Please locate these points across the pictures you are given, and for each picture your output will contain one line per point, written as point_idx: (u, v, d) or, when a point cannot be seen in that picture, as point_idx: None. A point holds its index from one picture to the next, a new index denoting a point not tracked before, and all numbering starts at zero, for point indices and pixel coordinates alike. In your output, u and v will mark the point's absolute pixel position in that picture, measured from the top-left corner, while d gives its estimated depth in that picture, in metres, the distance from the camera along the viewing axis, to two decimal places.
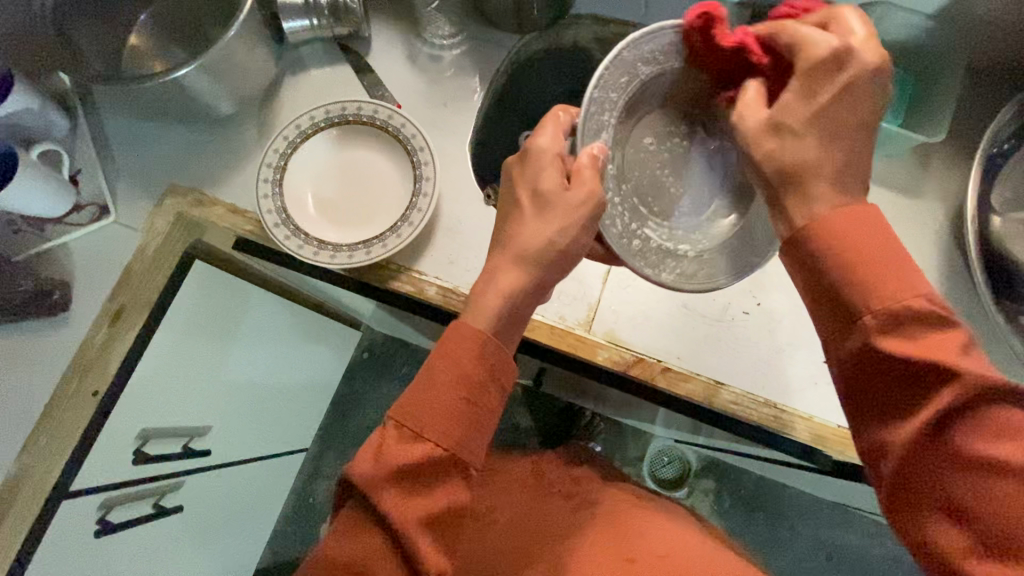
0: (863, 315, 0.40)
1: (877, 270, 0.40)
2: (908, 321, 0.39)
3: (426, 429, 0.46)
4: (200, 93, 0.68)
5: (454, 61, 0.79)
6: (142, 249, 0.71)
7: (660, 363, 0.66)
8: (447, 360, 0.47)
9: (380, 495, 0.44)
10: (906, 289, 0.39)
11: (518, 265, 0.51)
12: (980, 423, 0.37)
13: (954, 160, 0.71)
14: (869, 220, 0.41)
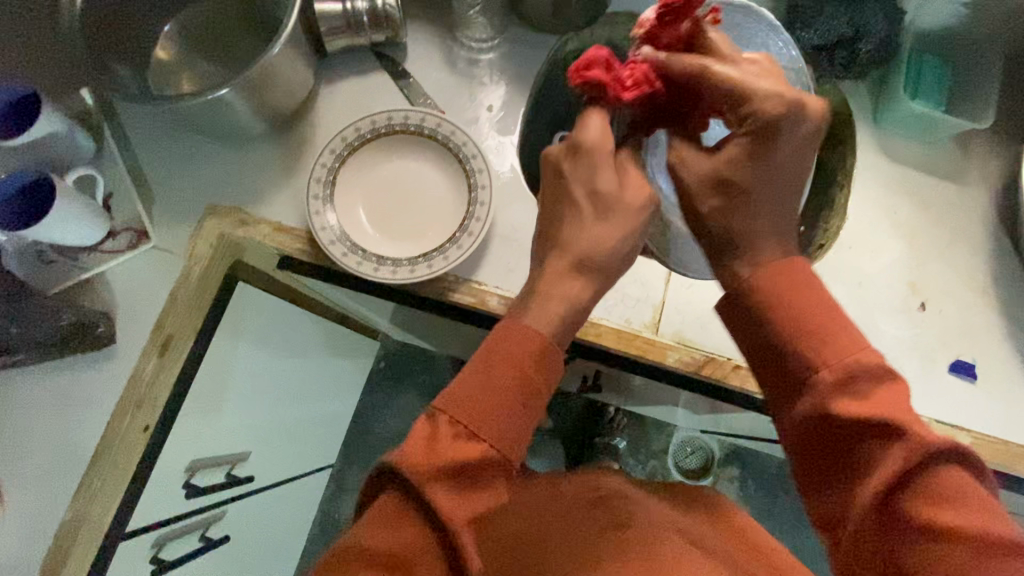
0: (816, 371, 0.41)
1: (832, 329, 0.41)
2: (860, 379, 0.40)
3: (482, 428, 0.43)
4: (241, 108, 0.65)
5: (492, 65, 0.77)
6: (186, 273, 0.68)
7: (729, 361, 0.66)
8: (507, 361, 0.45)
9: (433, 491, 0.41)
10: (853, 344, 0.41)
11: (579, 274, 0.50)
12: (925, 483, 0.37)
13: (995, 144, 0.72)
14: (804, 274, 0.43)
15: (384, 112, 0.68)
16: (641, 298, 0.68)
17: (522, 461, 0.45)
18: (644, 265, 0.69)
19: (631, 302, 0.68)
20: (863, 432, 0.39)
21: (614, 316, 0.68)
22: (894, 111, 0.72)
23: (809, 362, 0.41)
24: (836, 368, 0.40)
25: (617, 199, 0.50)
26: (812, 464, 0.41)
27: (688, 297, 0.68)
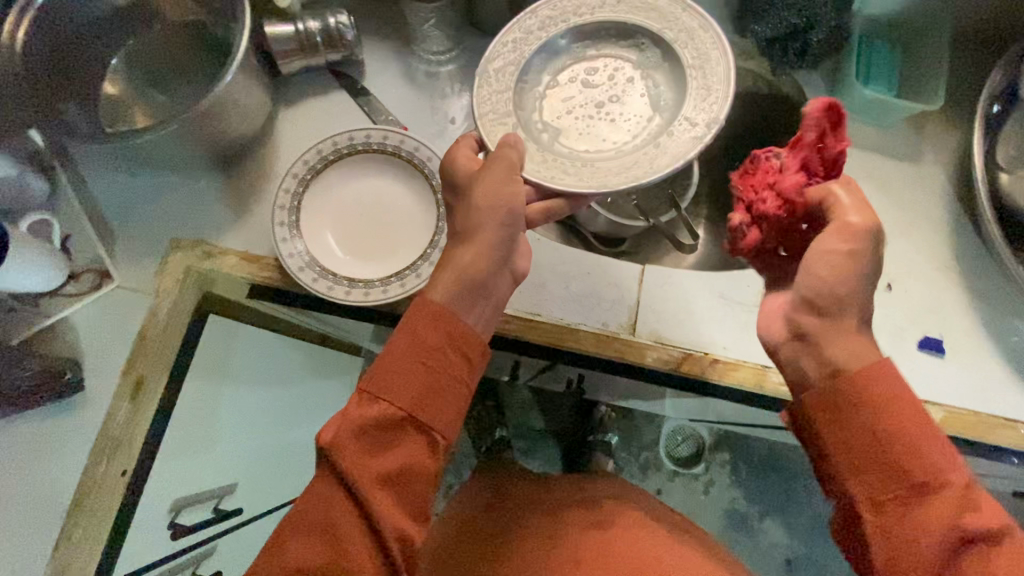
0: (930, 481, 0.40)
1: (921, 441, 0.41)
2: (953, 491, 0.40)
3: (388, 394, 0.47)
4: (199, 141, 0.65)
5: (452, 76, 0.77)
6: (153, 311, 0.67)
7: (706, 356, 0.66)
8: (411, 337, 0.48)
9: (342, 452, 0.46)
10: (947, 461, 0.41)
11: (468, 246, 0.51)
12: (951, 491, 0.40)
13: (947, 123, 0.74)
14: (892, 375, 0.43)
15: (344, 133, 0.67)
16: (617, 300, 0.69)
17: (436, 425, 0.48)
18: (617, 267, 0.70)
19: (607, 305, 0.69)
20: (912, 449, 0.41)
21: (591, 319, 0.68)
22: (847, 97, 0.73)
23: (845, 387, 0.43)
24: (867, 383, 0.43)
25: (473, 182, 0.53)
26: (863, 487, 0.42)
27: (663, 295, 0.69)
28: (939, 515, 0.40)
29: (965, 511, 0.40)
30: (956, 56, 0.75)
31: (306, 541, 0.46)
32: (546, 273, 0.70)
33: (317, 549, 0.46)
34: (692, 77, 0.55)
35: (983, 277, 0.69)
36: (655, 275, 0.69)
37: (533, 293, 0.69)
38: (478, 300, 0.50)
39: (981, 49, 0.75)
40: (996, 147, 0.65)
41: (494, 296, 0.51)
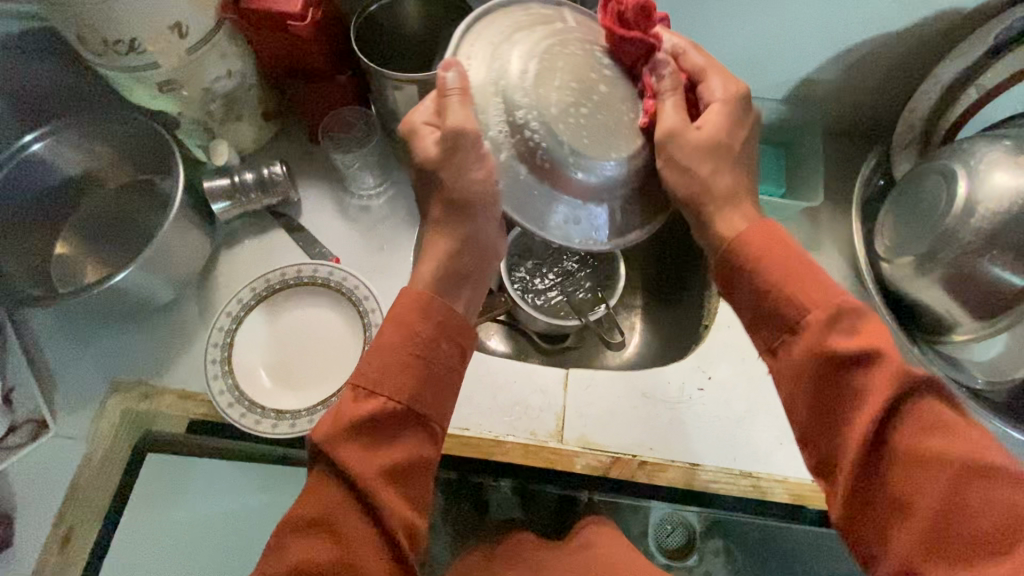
0: (800, 317, 0.48)
1: (805, 277, 0.49)
2: (856, 354, 0.45)
3: (379, 387, 0.50)
4: (140, 289, 0.71)
5: (382, 205, 0.83)
6: (88, 457, 0.68)
7: (635, 458, 0.67)
8: (392, 332, 0.52)
9: (340, 450, 0.48)
10: (832, 297, 0.48)
11: (442, 232, 0.56)
12: (926, 421, 0.44)
13: (838, 213, 0.80)
14: (799, 264, 0.49)
15: (277, 269, 0.73)
16: (544, 408, 0.70)
17: (435, 412, 0.51)
18: (542, 374, 0.72)
19: (534, 413, 0.70)
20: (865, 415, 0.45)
21: (519, 429, 0.69)
22: None
23: (826, 331, 0.46)
24: (844, 326, 0.46)
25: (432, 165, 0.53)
26: (822, 404, 0.47)
27: (586, 398, 0.71)
28: (875, 387, 0.44)
29: (933, 444, 0.44)
30: (834, 151, 0.84)
31: (310, 538, 0.47)
32: (473, 386, 0.71)
33: (318, 541, 0.47)
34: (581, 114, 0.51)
35: None
36: (579, 379, 0.71)
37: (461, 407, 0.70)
38: (457, 285, 0.57)
39: (856, 145, 0.84)
40: (875, 236, 0.69)
41: (463, 276, 0.57)
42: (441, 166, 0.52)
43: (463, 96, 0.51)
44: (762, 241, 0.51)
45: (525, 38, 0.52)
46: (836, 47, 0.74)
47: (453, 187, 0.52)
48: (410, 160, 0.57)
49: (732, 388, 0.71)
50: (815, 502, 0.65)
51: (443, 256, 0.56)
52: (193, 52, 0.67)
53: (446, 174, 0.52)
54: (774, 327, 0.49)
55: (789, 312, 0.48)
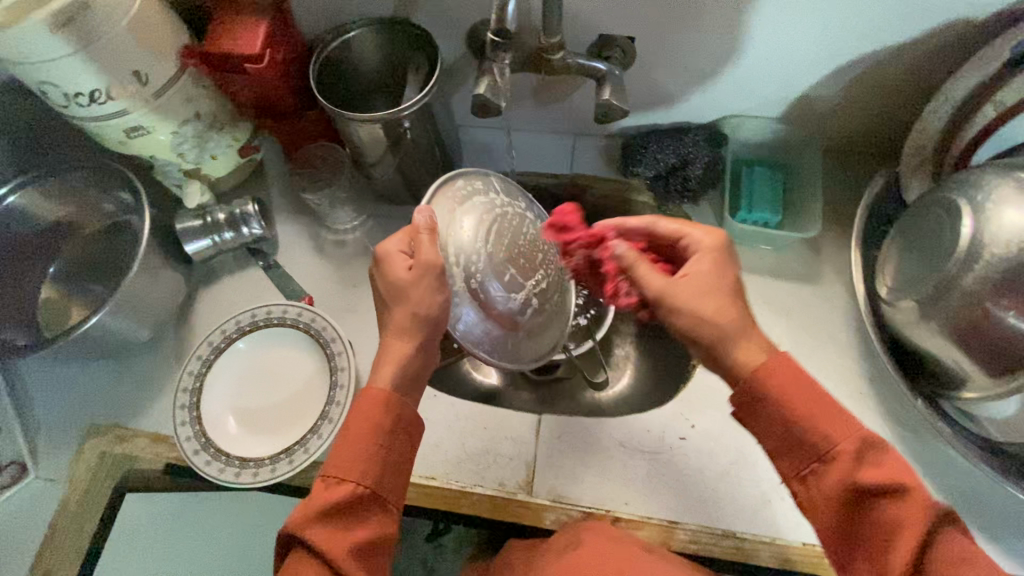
0: (836, 449, 0.45)
1: (816, 412, 0.46)
2: (852, 460, 0.45)
3: (346, 472, 0.48)
4: (117, 333, 0.71)
5: (357, 240, 0.82)
6: (65, 500, 0.69)
7: (609, 514, 0.63)
8: (360, 423, 0.50)
9: (312, 534, 0.45)
10: (845, 429, 0.45)
11: (407, 328, 0.54)
12: (946, 554, 0.41)
13: (839, 241, 0.73)
14: (794, 369, 0.48)
15: (247, 311, 0.72)
16: (514, 457, 0.67)
17: (400, 495, 0.51)
18: (513, 420, 0.69)
19: (504, 463, 0.67)
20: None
21: (488, 480, 0.66)
22: (730, 228, 0.74)
23: (856, 470, 0.44)
24: (868, 461, 0.44)
25: (401, 283, 0.54)
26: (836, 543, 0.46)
27: (559, 447, 0.67)
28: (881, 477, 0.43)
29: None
30: (836, 173, 0.77)
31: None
32: (441, 432, 0.69)
33: None
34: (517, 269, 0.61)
35: (898, 406, 0.65)
36: (552, 425, 0.68)
37: (428, 455, 0.68)
38: (413, 388, 0.54)
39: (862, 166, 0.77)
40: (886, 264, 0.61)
41: (420, 379, 0.55)
42: (408, 287, 0.54)
43: (432, 235, 0.55)
44: (783, 368, 0.48)
45: (475, 209, 0.61)
46: (835, 62, 0.67)
47: (419, 310, 0.54)
48: (380, 285, 0.57)
49: (717, 439, 0.66)
50: (805, 565, 0.60)
51: (405, 358, 0.53)
52: (157, 97, 0.66)
53: (411, 297, 0.54)
54: (752, 399, 0.48)
55: (819, 448, 0.46)
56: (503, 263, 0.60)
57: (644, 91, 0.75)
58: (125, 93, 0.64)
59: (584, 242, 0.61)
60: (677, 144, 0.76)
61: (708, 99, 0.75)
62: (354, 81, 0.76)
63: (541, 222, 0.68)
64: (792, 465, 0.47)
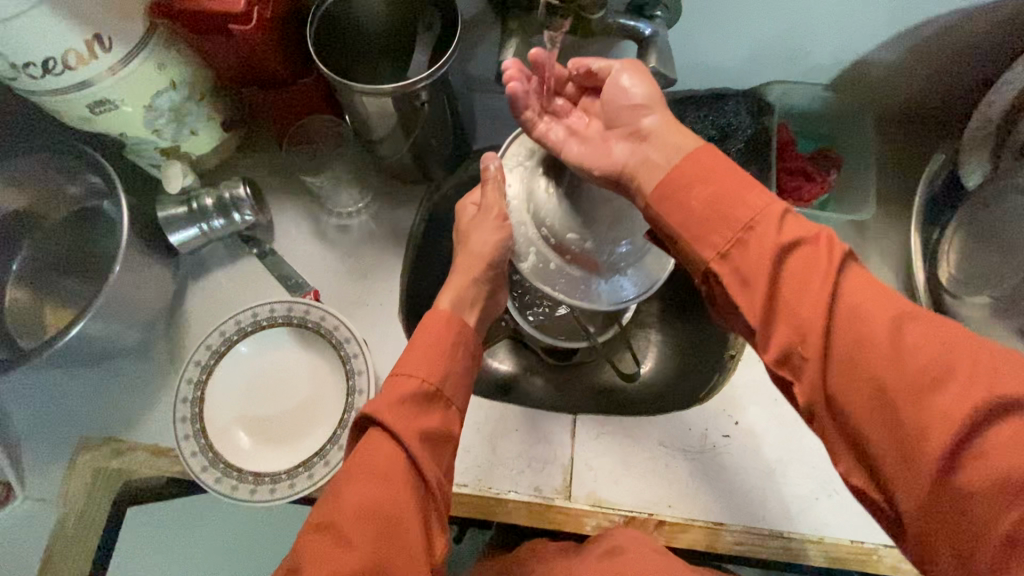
0: (750, 227, 0.41)
1: (733, 184, 0.42)
2: (784, 239, 0.40)
3: (414, 368, 0.48)
4: (102, 337, 0.64)
5: (363, 224, 0.74)
6: (62, 521, 0.64)
7: (652, 518, 0.60)
8: (430, 333, 0.51)
9: (385, 413, 0.45)
10: (767, 199, 0.41)
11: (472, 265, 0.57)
12: (861, 290, 0.37)
13: (889, 220, 0.68)
14: (717, 158, 0.43)
15: (247, 308, 0.65)
16: (549, 460, 0.63)
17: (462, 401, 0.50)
18: (546, 421, 0.65)
19: (539, 467, 0.63)
20: (806, 289, 0.38)
21: (523, 486, 0.62)
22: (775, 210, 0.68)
23: (778, 232, 0.40)
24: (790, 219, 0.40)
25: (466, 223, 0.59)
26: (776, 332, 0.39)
27: (597, 449, 0.63)
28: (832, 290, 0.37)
29: (915, 342, 0.35)
30: (885, 145, 0.71)
31: (359, 483, 0.42)
32: (470, 436, 0.65)
33: (369, 490, 0.42)
34: (590, 202, 0.54)
35: None
36: (588, 427, 0.64)
37: (458, 461, 0.63)
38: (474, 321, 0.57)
39: (913, 138, 0.71)
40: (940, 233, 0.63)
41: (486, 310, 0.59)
42: (472, 229, 0.58)
43: (498, 184, 0.58)
44: (705, 156, 0.44)
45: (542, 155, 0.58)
46: (903, 23, 0.60)
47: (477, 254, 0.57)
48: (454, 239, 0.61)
49: (762, 435, 0.63)
50: (853, 563, 0.58)
51: (467, 286, 0.58)
52: (125, 65, 0.56)
53: (476, 237, 0.57)
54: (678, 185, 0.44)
55: (743, 214, 0.41)
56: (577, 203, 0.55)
57: (683, 57, 0.67)
58: (85, 62, 0.53)
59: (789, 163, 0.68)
60: (718, 113, 0.68)
61: (753, 64, 0.67)
62: (358, 42, 0.65)
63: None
64: (717, 244, 0.41)
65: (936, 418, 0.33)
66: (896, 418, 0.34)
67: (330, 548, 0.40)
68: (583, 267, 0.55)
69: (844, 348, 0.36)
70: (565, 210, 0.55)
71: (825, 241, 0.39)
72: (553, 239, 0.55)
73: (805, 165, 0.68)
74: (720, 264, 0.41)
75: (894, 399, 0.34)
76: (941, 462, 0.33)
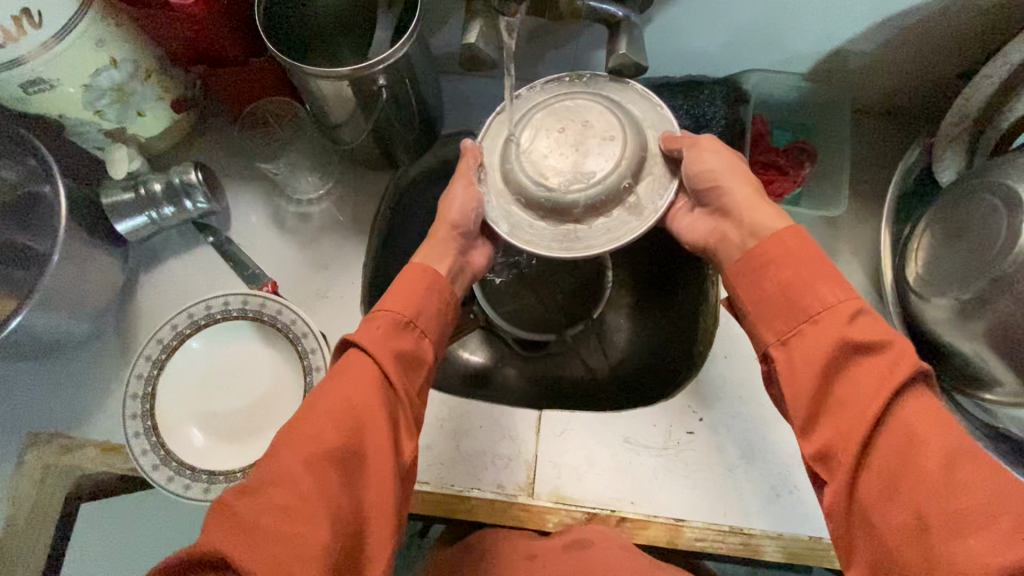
0: (821, 312, 0.44)
1: (817, 277, 0.45)
2: (855, 322, 0.43)
3: (396, 298, 0.49)
4: (48, 331, 0.61)
5: (325, 213, 0.71)
6: (12, 519, 0.62)
7: (614, 514, 0.60)
8: (415, 273, 0.51)
9: (362, 329, 0.46)
10: (845, 293, 0.44)
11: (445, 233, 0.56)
12: (921, 414, 0.39)
13: (860, 215, 0.68)
14: (801, 243, 0.46)
15: (200, 301, 0.62)
16: (513, 457, 0.63)
17: (439, 335, 0.51)
18: (511, 418, 0.64)
19: (503, 464, 0.62)
20: (863, 396, 0.40)
21: (486, 483, 0.62)
22: None
23: (847, 327, 0.42)
24: (861, 322, 0.42)
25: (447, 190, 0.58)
26: (830, 425, 0.42)
27: (561, 446, 0.63)
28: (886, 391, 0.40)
29: (963, 475, 0.37)
30: (863, 138, 0.70)
31: (342, 386, 0.44)
32: (433, 433, 0.64)
33: (340, 392, 0.43)
34: (560, 161, 0.55)
35: None
36: (553, 422, 0.63)
37: (420, 458, 0.63)
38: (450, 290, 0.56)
39: (889, 130, 0.70)
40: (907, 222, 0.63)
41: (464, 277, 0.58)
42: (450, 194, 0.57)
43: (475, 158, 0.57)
44: (787, 243, 0.47)
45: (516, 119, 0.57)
46: (885, 13, 0.58)
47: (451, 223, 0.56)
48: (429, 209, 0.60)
49: (726, 431, 0.63)
50: (812, 558, 0.59)
51: (441, 258, 0.55)
52: (60, 41, 0.51)
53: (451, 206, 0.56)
54: (760, 268, 0.48)
55: (810, 305, 0.44)
56: (547, 165, 0.55)
57: (658, 41, 0.64)
58: (14, 38, 0.48)
59: (761, 155, 0.67)
60: (694, 104, 0.66)
61: (730, 51, 0.65)
62: (310, 22, 0.61)
63: (605, 103, 0.56)
64: (779, 328, 0.46)
65: (975, 568, 0.35)
66: (939, 560, 0.37)
67: (309, 431, 0.41)
68: (559, 223, 0.56)
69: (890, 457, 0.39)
70: (534, 171, 0.55)
71: (903, 352, 0.40)
72: (523, 200, 0.56)
73: (777, 156, 0.67)
74: (780, 350, 0.45)
75: (931, 534, 0.37)
76: None
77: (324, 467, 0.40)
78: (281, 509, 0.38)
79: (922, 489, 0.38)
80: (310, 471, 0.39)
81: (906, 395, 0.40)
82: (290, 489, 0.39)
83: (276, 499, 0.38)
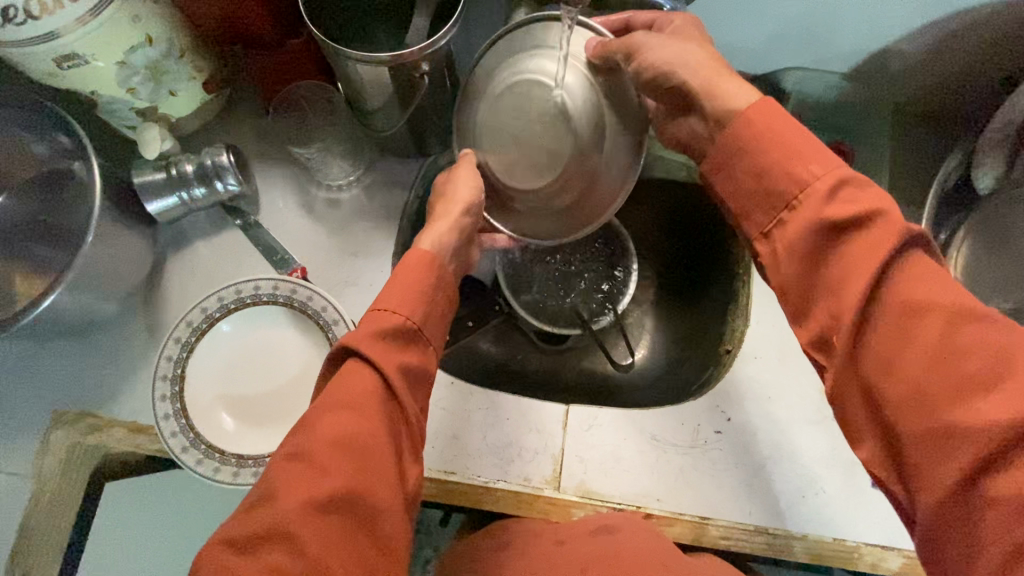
0: (803, 192, 0.38)
1: (802, 152, 0.38)
2: (838, 194, 0.37)
3: (396, 304, 0.45)
4: (76, 310, 0.60)
5: (354, 201, 0.71)
6: (37, 497, 0.62)
7: (639, 511, 0.60)
8: (409, 270, 0.47)
9: (360, 347, 0.42)
10: (824, 165, 0.38)
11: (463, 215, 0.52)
12: (916, 281, 0.34)
13: (895, 220, 0.67)
14: (773, 113, 0.40)
15: (231, 285, 0.62)
16: (540, 451, 0.63)
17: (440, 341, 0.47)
18: (538, 411, 0.64)
19: (531, 457, 0.62)
20: (853, 276, 0.35)
21: (513, 475, 0.62)
22: None
23: (824, 207, 0.36)
24: (841, 197, 0.36)
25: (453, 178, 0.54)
26: (820, 301, 0.37)
27: (588, 441, 0.63)
28: (865, 263, 0.35)
29: (961, 340, 0.33)
30: (905, 141, 0.68)
31: (339, 416, 0.40)
32: (461, 423, 0.64)
33: (342, 419, 0.40)
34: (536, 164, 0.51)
35: None
36: (582, 417, 0.63)
37: (447, 449, 0.63)
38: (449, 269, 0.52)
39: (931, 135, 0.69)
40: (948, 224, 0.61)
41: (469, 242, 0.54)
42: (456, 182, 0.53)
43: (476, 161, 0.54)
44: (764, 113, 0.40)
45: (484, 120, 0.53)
46: (935, 12, 0.57)
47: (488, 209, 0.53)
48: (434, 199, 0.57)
49: (754, 431, 0.63)
50: (834, 561, 0.59)
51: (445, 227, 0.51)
52: (96, 16, 0.50)
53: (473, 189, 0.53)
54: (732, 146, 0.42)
55: (787, 190, 0.39)
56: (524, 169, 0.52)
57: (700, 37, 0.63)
58: (50, 10, 0.47)
59: None
60: None
61: (770, 47, 0.64)
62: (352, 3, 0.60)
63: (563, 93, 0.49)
64: (761, 220, 0.40)
65: (976, 424, 0.31)
66: (945, 419, 0.32)
67: (307, 477, 0.38)
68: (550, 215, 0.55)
69: (880, 331, 0.35)
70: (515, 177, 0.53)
71: (883, 224, 0.35)
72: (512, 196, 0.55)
73: None
74: (765, 244, 0.41)
75: (929, 398, 0.33)
76: (970, 460, 0.31)
77: (324, 513, 0.37)
78: (279, 568, 0.36)
79: (926, 356, 0.34)
80: (309, 524, 0.37)
81: (894, 270, 0.35)
82: (289, 548, 0.36)
83: (274, 559, 0.36)
